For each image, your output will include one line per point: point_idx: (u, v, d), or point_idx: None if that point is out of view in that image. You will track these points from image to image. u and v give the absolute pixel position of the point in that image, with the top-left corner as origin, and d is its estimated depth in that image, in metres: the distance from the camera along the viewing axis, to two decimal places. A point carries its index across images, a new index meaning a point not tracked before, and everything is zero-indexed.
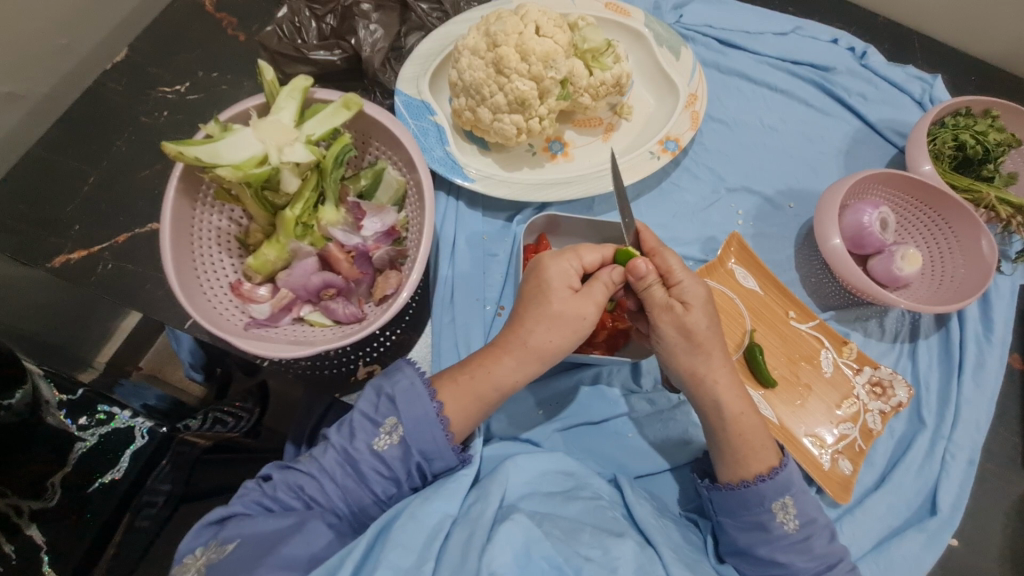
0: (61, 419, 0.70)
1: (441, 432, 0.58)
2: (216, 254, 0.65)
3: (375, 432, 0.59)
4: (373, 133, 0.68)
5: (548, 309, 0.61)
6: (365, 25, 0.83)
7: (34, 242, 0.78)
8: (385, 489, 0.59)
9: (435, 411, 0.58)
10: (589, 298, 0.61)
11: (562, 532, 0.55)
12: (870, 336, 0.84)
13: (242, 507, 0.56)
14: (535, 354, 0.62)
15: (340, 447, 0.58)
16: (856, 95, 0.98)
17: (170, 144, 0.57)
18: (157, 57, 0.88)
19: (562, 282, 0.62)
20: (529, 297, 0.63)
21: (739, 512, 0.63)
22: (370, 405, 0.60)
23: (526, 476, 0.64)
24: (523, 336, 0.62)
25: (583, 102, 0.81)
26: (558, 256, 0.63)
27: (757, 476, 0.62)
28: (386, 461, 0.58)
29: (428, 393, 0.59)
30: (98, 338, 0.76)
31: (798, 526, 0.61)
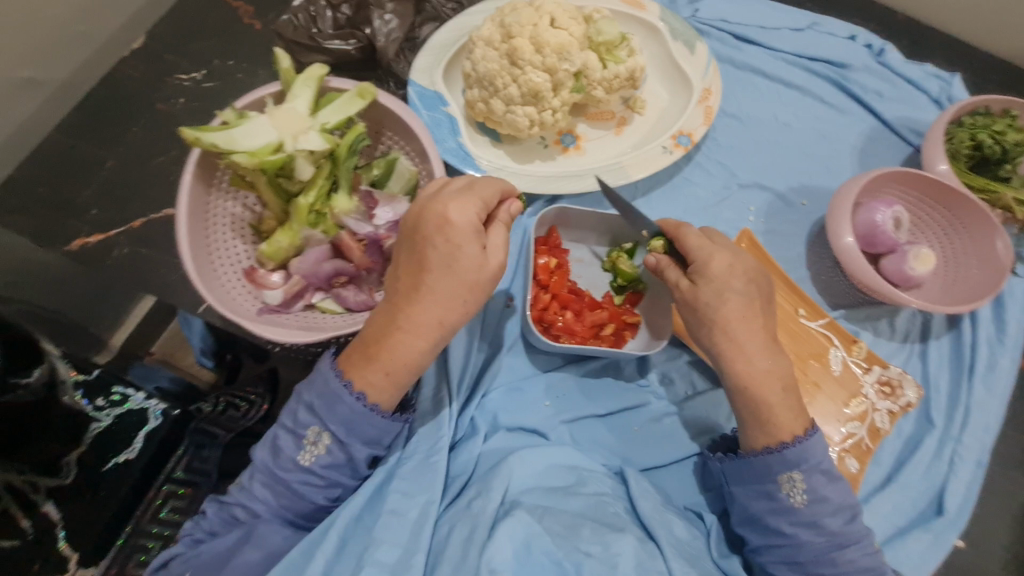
0: (78, 400, 0.67)
1: (375, 418, 0.57)
2: (230, 240, 0.66)
3: (300, 446, 0.57)
4: (385, 123, 0.70)
5: (456, 276, 0.54)
6: (380, 15, 0.81)
7: (56, 225, 0.80)
8: (328, 494, 0.59)
9: (358, 403, 0.56)
10: (485, 248, 0.56)
11: (562, 527, 0.55)
12: (880, 336, 0.83)
13: (180, 546, 0.57)
14: (442, 327, 0.56)
15: (265, 468, 0.57)
16: (873, 93, 0.97)
17: (187, 130, 0.57)
18: (173, 45, 0.88)
19: (468, 233, 0.55)
20: (440, 256, 0.54)
21: (751, 481, 0.63)
22: (290, 417, 0.57)
23: (528, 470, 0.64)
24: (437, 312, 0.55)
25: (595, 96, 0.80)
26: (459, 198, 0.55)
27: (767, 445, 0.62)
28: (318, 472, 0.57)
29: (344, 389, 0.56)
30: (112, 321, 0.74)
31: (806, 501, 0.61)
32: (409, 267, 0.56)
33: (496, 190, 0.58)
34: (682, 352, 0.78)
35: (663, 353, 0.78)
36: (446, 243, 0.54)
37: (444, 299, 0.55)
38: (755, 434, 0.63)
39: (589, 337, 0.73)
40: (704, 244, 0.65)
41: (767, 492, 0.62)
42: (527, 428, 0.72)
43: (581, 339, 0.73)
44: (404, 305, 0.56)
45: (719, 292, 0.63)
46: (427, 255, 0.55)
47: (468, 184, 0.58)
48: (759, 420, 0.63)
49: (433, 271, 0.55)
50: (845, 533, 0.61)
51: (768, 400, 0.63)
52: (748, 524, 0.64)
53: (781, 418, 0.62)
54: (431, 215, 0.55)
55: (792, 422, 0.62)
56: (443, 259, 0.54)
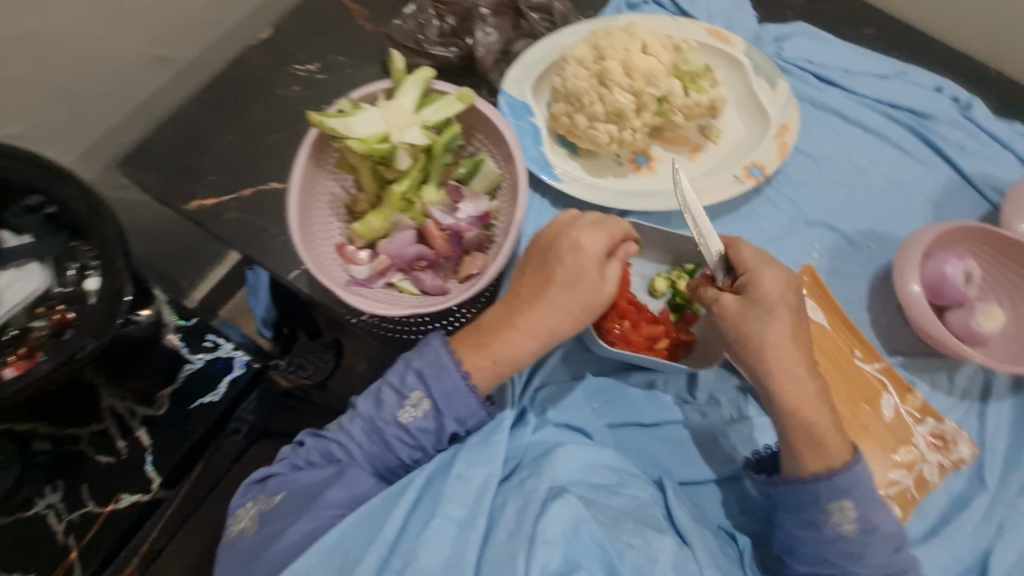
0: (176, 342, 0.77)
1: (473, 399, 0.63)
2: (328, 216, 0.73)
3: (401, 404, 0.64)
4: (478, 126, 0.75)
5: (575, 292, 0.64)
6: (482, 28, 0.88)
7: (177, 185, 0.82)
8: (410, 454, 0.65)
9: (463, 382, 0.63)
10: (603, 275, 0.65)
11: (606, 517, 0.59)
12: (937, 389, 0.82)
13: (281, 468, 0.65)
14: (551, 332, 0.64)
15: (366, 416, 0.64)
16: (955, 146, 0.97)
17: (313, 114, 0.65)
18: (296, 37, 0.92)
19: (593, 260, 0.65)
20: (565, 272, 0.64)
21: (796, 509, 0.65)
22: (397, 377, 0.64)
23: (576, 463, 0.66)
24: (551, 318, 0.64)
25: (674, 121, 0.83)
26: (590, 228, 0.65)
27: (816, 475, 0.64)
28: (411, 432, 0.64)
29: (453, 366, 0.63)
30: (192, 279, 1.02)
31: (856, 530, 0.63)
32: (536, 277, 0.66)
33: (624, 230, 0.68)
34: (732, 377, 0.80)
35: (713, 374, 0.80)
36: (574, 263, 0.64)
37: (558, 309, 0.64)
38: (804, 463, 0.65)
39: (643, 348, 0.76)
40: (758, 259, 0.68)
41: (811, 522, 0.64)
42: (573, 426, 0.75)
43: (634, 349, 0.76)
44: (524, 309, 0.65)
45: (768, 309, 0.66)
46: (555, 271, 0.65)
47: (603, 220, 0.67)
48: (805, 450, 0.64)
49: (555, 284, 0.64)
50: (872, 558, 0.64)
51: (814, 430, 0.64)
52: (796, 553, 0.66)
53: (827, 443, 0.64)
54: (566, 239, 0.65)
55: (836, 447, 0.64)
56: (566, 275, 0.64)
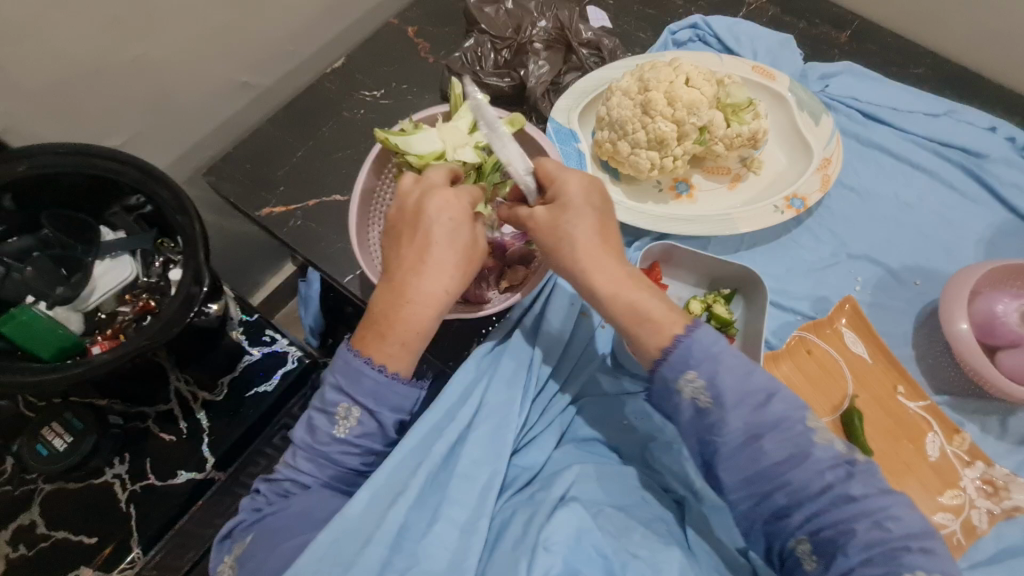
0: (238, 335, 0.84)
1: (398, 386, 0.63)
2: (382, 226, 0.79)
3: (333, 422, 0.63)
4: (525, 149, 0.81)
5: (449, 253, 0.63)
6: (535, 61, 0.95)
7: (251, 194, 0.90)
8: (361, 461, 0.66)
9: (381, 375, 0.62)
10: (476, 235, 0.66)
11: (615, 528, 0.61)
12: (988, 433, 0.79)
13: (244, 514, 0.65)
14: (442, 296, 0.63)
15: (306, 446, 0.64)
16: (1010, 186, 0.95)
17: (378, 131, 0.72)
18: (364, 67, 1.00)
19: (450, 218, 0.64)
20: (424, 238, 0.63)
21: (750, 488, 0.57)
22: (321, 399, 0.64)
23: (591, 480, 0.68)
24: (440, 284, 0.63)
25: (715, 150, 0.87)
26: (445, 189, 0.64)
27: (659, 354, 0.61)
28: (352, 441, 0.64)
29: (364, 366, 0.62)
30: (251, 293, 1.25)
31: (710, 399, 0.58)
32: (417, 248, 0.64)
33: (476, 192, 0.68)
34: None
35: None
36: (445, 222, 0.63)
37: (446, 271, 0.63)
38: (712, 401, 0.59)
39: None
40: (553, 172, 0.67)
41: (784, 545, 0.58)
42: (599, 442, 0.75)
43: None
44: (411, 279, 0.63)
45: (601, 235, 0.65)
46: (435, 238, 0.63)
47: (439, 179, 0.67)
48: None
49: (431, 248, 0.63)
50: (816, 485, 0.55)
51: None
52: None
53: None
54: (419, 205, 0.64)
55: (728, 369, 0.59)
56: (438, 238, 0.63)
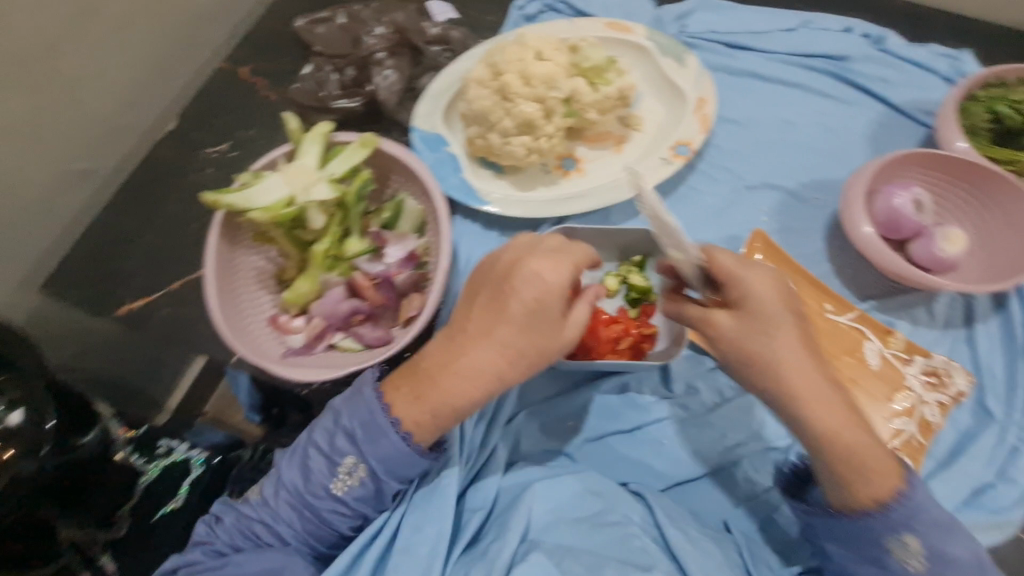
0: (128, 455, 0.73)
1: (413, 460, 0.57)
2: (255, 291, 0.70)
3: (334, 474, 0.59)
4: (391, 169, 0.74)
5: (504, 328, 0.57)
6: (380, 71, 0.88)
7: (104, 294, 0.85)
8: (349, 523, 0.61)
9: (402, 443, 0.57)
10: (564, 318, 0.59)
11: (585, 570, 0.54)
12: (919, 325, 0.79)
13: (196, 556, 0.58)
14: (476, 375, 0.57)
15: (294, 489, 0.59)
16: (878, 80, 0.96)
17: (209, 194, 0.63)
18: (200, 123, 0.96)
19: (529, 293, 0.56)
20: (491, 310, 0.58)
21: (856, 544, 0.57)
22: (325, 439, 0.59)
23: (549, 503, 0.63)
24: (467, 362, 0.57)
25: (589, 118, 0.82)
26: (541, 257, 0.58)
27: (868, 505, 0.55)
28: (346, 502, 0.59)
29: (391, 428, 0.57)
30: (166, 385, 0.83)
31: (926, 565, 0.53)
32: (490, 311, 0.58)
33: (587, 256, 0.61)
34: (705, 360, 0.77)
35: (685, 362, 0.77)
36: (530, 294, 0.56)
37: (482, 354, 0.57)
38: (823, 431, 0.57)
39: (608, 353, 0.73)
40: (738, 270, 0.59)
41: (874, 559, 0.56)
42: (551, 449, 0.73)
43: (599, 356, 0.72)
44: (466, 347, 0.57)
45: (764, 329, 0.58)
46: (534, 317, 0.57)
47: (566, 247, 0.60)
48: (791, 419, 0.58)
49: (492, 327, 0.57)
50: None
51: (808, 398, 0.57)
52: (857, 555, 0.57)
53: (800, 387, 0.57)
54: (510, 264, 0.59)
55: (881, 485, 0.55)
56: (492, 307, 0.58)
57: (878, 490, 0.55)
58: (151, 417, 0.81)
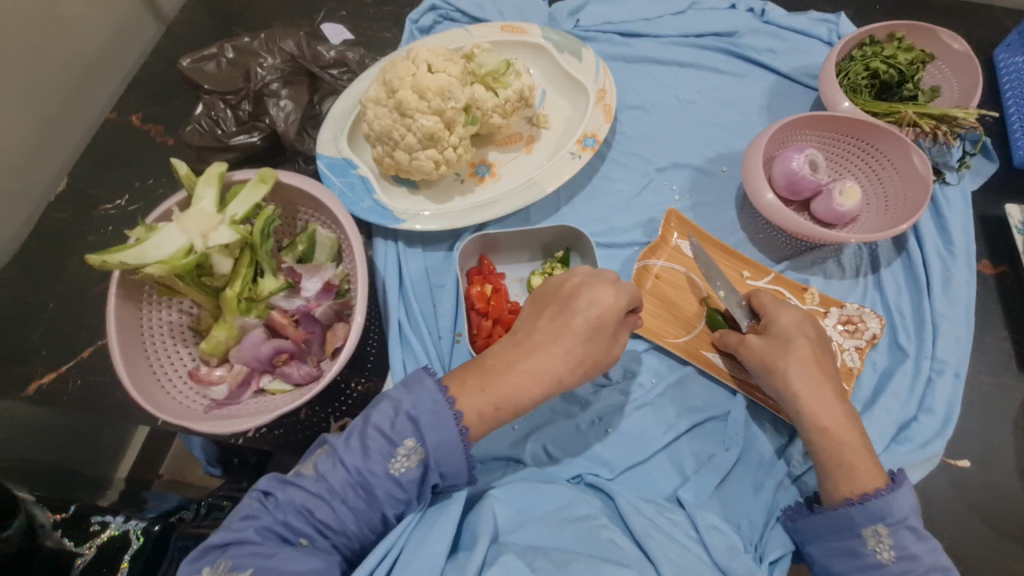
0: (61, 540, 0.63)
1: (463, 455, 0.58)
2: (171, 346, 0.68)
3: (392, 455, 0.57)
4: (297, 201, 0.72)
5: (564, 346, 0.63)
6: (276, 103, 0.86)
7: (9, 375, 0.81)
8: (396, 510, 0.58)
9: (460, 435, 0.58)
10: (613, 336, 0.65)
11: (554, 563, 0.54)
12: (830, 278, 0.83)
13: (255, 535, 0.53)
14: (534, 380, 0.62)
15: (353, 467, 0.56)
16: (766, 51, 1.01)
17: (96, 256, 0.59)
18: (94, 179, 0.92)
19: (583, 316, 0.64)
20: (549, 330, 0.64)
21: (829, 537, 0.62)
22: (385, 420, 0.57)
23: (512, 507, 0.64)
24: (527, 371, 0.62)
25: (494, 122, 0.84)
26: (603, 283, 0.65)
27: (848, 499, 0.61)
28: (401, 484, 0.57)
29: (453, 417, 0.57)
30: (109, 462, 0.75)
31: (894, 558, 0.58)
32: (549, 330, 0.64)
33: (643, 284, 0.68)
34: (638, 342, 0.79)
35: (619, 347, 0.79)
36: (586, 317, 0.63)
37: (545, 364, 0.62)
38: (790, 395, 0.66)
39: None
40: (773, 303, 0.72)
41: (850, 549, 0.61)
42: (502, 457, 0.73)
43: None
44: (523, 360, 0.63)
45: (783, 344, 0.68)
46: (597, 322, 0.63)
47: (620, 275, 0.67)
48: None
49: (546, 344, 0.63)
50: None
51: None
52: (829, 548, 0.62)
53: None
54: (571, 289, 0.66)
55: (863, 476, 0.61)
56: (549, 329, 0.64)
57: (861, 485, 0.61)
58: (100, 497, 0.69)
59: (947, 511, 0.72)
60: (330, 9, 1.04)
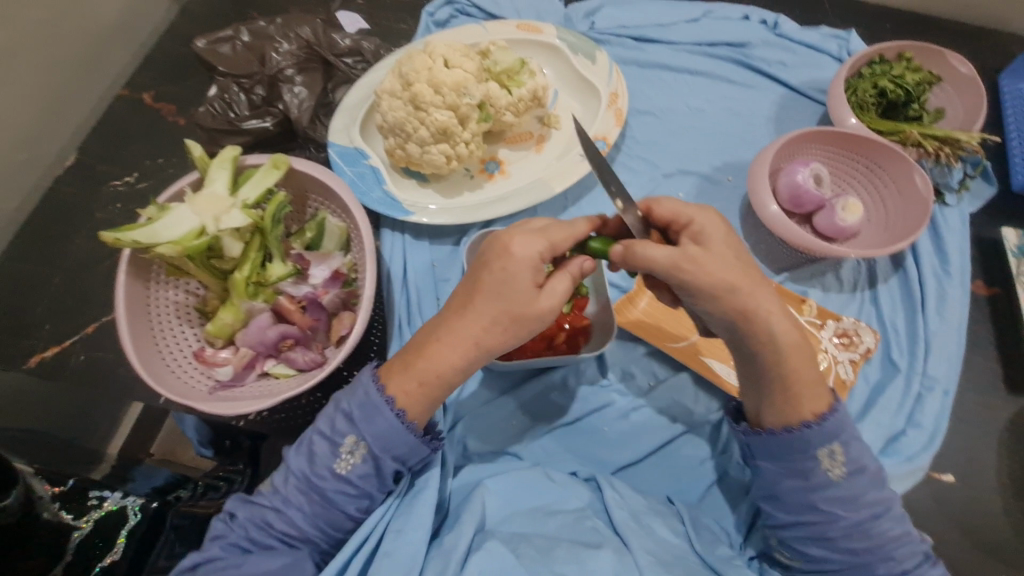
0: (58, 512, 0.63)
1: (409, 436, 0.58)
2: (177, 326, 0.68)
3: (337, 453, 0.58)
4: (308, 188, 0.73)
5: (490, 302, 0.56)
6: (290, 89, 0.86)
7: (12, 347, 0.81)
8: (357, 505, 0.60)
9: (398, 420, 0.57)
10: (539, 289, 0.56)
11: (537, 551, 0.55)
12: (829, 291, 0.85)
13: (219, 550, 0.56)
14: (464, 342, 0.57)
15: (302, 473, 0.58)
16: (777, 63, 1.02)
17: (109, 233, 0.60)
18: (103, 155, 0.92)
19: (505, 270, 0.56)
20: (472, 287, 0.57)
21: (782, 457, 0.61)
22: (327, 423, 0.59)
23: (501, 500, 0.65)
24: (452, 334, 0.57)
25: (506, 120, 0.84)
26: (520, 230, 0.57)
27: (804, 421, 0.59)
28: (353, 481, 0.58)
29: (384, 403, 0.57)
30: (104, 433, 0.75)
31: (845, 473, 0.58)
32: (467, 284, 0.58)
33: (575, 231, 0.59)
34: (637, 345, 0.81)
35: (619, 349, 0.80)
36: (501, 268, 0.55)
37: (475, 328, 0.56)
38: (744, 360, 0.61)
39: (543, 349, 0.74)
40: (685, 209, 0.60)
41: (802, 470, 0.60)
42: (498, 451, 0.74)
43: (534, 353, 0.74)
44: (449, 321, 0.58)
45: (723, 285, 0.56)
46: (519, 265, 0.55)
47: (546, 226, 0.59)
48: None
49: (474, 300, 0.56)
50: (874, 498, 0.58)
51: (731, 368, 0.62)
52: (783, 467, 0.61)
53: None
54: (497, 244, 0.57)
55: (811, 397, 0.59)
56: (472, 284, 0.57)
57: (809, 407, 0.60)
58: (92, 471, 0.68)
59: (928, 525, 0.74)
60: None
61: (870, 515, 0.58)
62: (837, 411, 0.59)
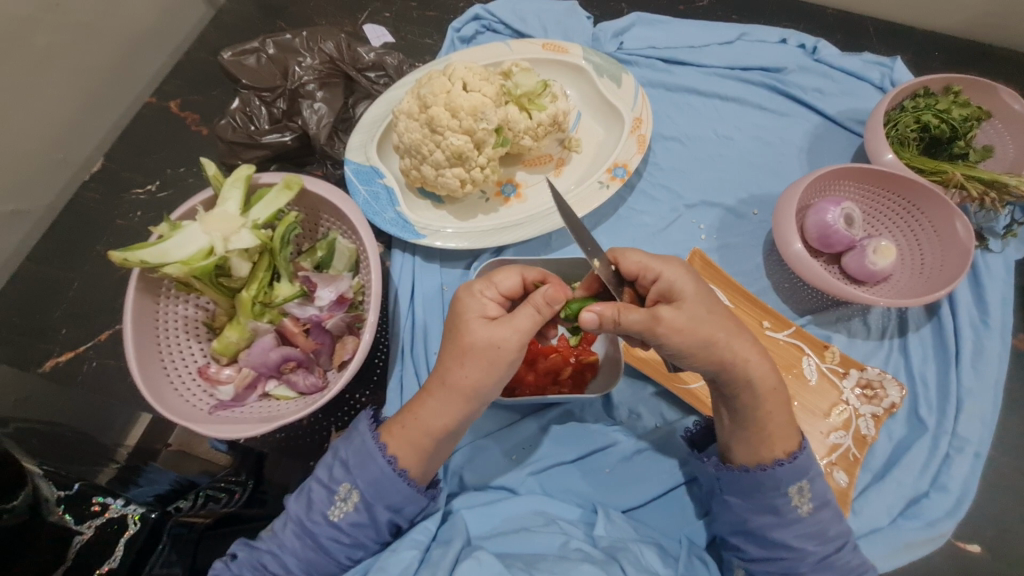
0: (63, 517, 0.62)
1: (403, 484, 0.59)
2: (184, 341, 0.69)
3: (331, 500, 0.59)
4: (321, 208, 0.72)
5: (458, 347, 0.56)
6: (310, 105, 0.86)
7: (27, 350, 0.83)
8: (349, 554, 0.60)
9: (389, 466, 0.58)
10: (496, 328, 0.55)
11: (524, 562, 0.59)
12: (854, 337, 0.81)
13: None
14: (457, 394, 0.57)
15: (298, 518, 0.60)
16: (813, 91, 0.98)
17: (118, 252, 0.60)
18: (127, 161, 0.94)
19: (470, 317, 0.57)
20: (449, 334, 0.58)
21: (751, 494, 0.61)
22: (326, 470, 0.61)
23: (486, 525, 0.68)
24: (441, 375, 0.58)
25: (524, 145, 0.82)
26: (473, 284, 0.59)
27: (778, 459, 0.60)
28: (345, 529, 0.59)
29: (378, 450, 0.59)
30: (120, 428, 0.77)
31: (812, 509, 0.59)
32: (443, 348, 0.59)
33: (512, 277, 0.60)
34: (647, 385, 0.78)
35: (628, 387, 0.78)
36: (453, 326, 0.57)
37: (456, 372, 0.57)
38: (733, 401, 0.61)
39: (547, 384, 0.73)
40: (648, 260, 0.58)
41: (774, 507, 0.60)
42: (494, 487, 0.72)
43: (537, 389, 0.73)
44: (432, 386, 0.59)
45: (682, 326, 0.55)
46: (466, 311, 0.57)
47: (489, 274, 0.60)
48: (762, 437, 0.60)
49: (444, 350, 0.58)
50: (836, 531, 0.60)
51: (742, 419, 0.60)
52: (754, 504, 0.61)
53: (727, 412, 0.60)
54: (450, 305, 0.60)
55: (781, 436, 0.60)
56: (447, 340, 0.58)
57: (787, 446, 0.60)
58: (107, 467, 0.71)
59: None
60: (373, 10, 1.04)
61: (834, 548, 0.60)
62: (805, 448, 0.61)
